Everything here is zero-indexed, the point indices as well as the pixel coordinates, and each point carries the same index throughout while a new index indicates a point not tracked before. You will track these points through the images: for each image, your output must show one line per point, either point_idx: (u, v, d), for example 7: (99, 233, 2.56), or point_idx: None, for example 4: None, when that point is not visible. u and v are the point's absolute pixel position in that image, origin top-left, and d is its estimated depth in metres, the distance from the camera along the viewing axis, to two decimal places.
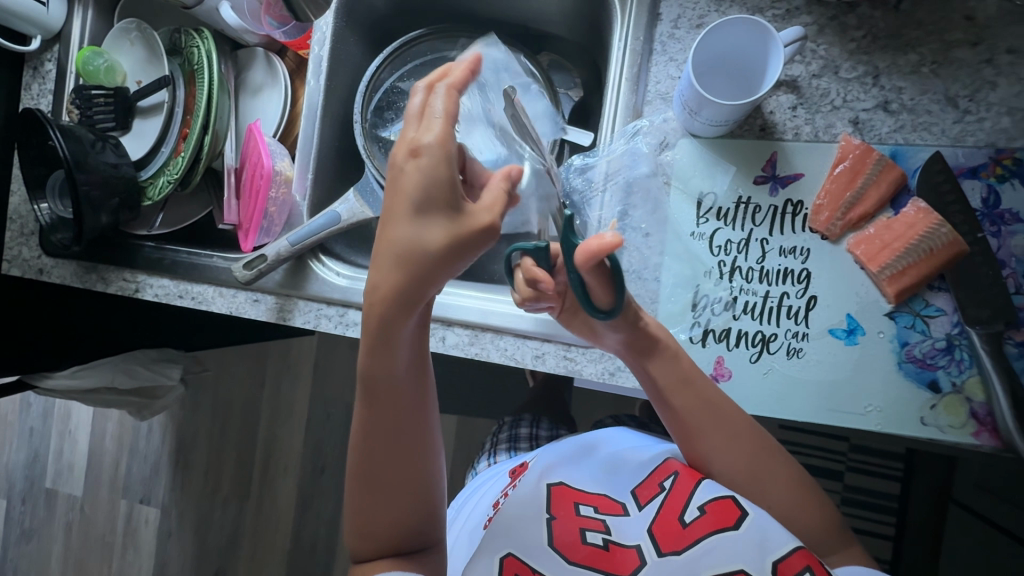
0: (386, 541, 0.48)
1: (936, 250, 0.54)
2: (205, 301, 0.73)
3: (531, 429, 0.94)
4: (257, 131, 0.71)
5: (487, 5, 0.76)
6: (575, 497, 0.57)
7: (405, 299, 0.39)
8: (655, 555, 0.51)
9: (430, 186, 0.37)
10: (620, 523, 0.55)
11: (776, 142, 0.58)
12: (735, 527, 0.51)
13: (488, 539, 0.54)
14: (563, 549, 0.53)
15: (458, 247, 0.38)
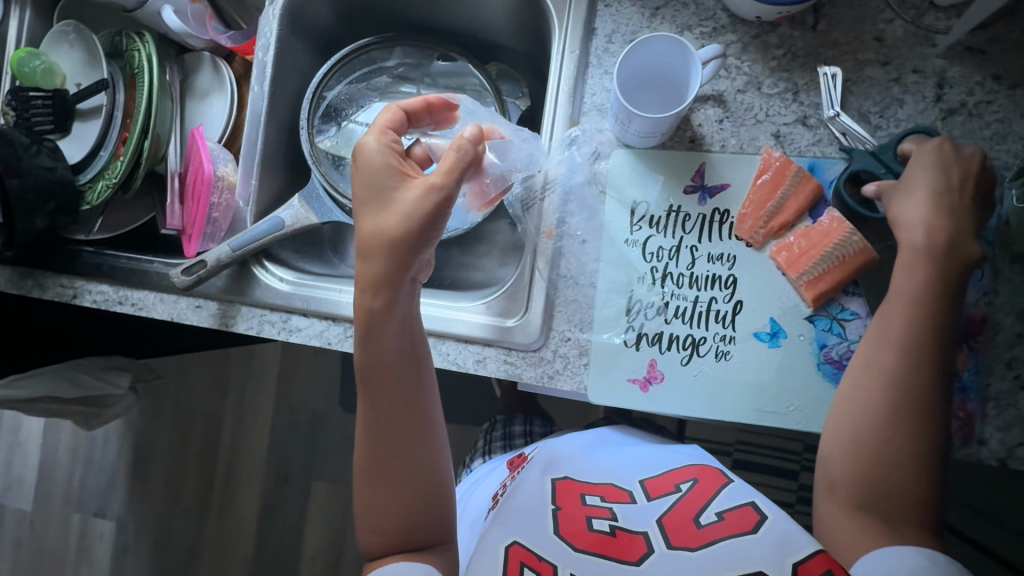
0: (393, 524, 0.53)
1: (848, 257, 0.56)
2: (145, 307, 0.72)
3: (528, 428, 0.98)
4: (199, 136, 0.71)
5: (436, 14, 0.77)
6: (582, 489, 0.61)
7: (384, 278, 0.49)
8: (665, 546, 0.53)
9: (381, 178, 0.49)
10: (628, 511, 0.57)
11: (704, 153, 0.61)
12: (754, 531, 0.53)
13: (497, 530, 0.56)
14: (570, 538, 0.55)
15: (413, 218, 0.48)
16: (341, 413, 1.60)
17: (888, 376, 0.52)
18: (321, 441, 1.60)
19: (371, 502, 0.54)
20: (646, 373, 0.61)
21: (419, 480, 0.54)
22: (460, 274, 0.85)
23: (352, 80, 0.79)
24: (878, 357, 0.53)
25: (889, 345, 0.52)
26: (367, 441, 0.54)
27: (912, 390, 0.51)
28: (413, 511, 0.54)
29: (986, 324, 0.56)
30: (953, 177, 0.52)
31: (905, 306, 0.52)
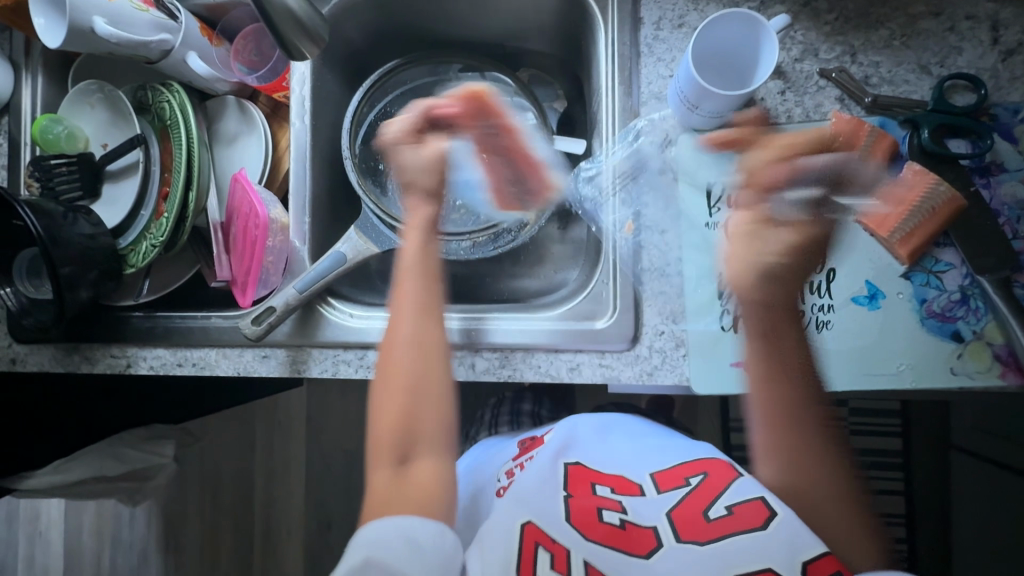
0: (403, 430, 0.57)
1: (938, 208, 0.56)
2: (209, 365, 0.69)
3: (534, 407, 0.97)
4: (245, 180, 0.68)
5: (464, 28, 0.76)
6: (594, 479, 0.61)
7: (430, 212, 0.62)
8: (673, 540, 0.54)
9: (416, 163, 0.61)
10: (638, 504, 0.58)
11: (773, 126, 0.61)
12: (764, 527, 0.53)
13: (507, 510, 0.57)
14: (580, 526, 0.55)
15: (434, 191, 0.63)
16: None
17: (774, 409, 0.56)
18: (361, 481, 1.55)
19: (387, 415, 0.58)
20: None
21: (444, 374, 0.59)
22: (513, 285, 0.83)
23: (382, 108, 0.78)
24: (761, 393, 0.57)
25: (773, 377, 0.56)
26: (392, 351, 0.58)
27: (802, 417, 0.57)
28: (420, 426, 0.57)
29: None
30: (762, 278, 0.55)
31: (757, 343, 0.57)
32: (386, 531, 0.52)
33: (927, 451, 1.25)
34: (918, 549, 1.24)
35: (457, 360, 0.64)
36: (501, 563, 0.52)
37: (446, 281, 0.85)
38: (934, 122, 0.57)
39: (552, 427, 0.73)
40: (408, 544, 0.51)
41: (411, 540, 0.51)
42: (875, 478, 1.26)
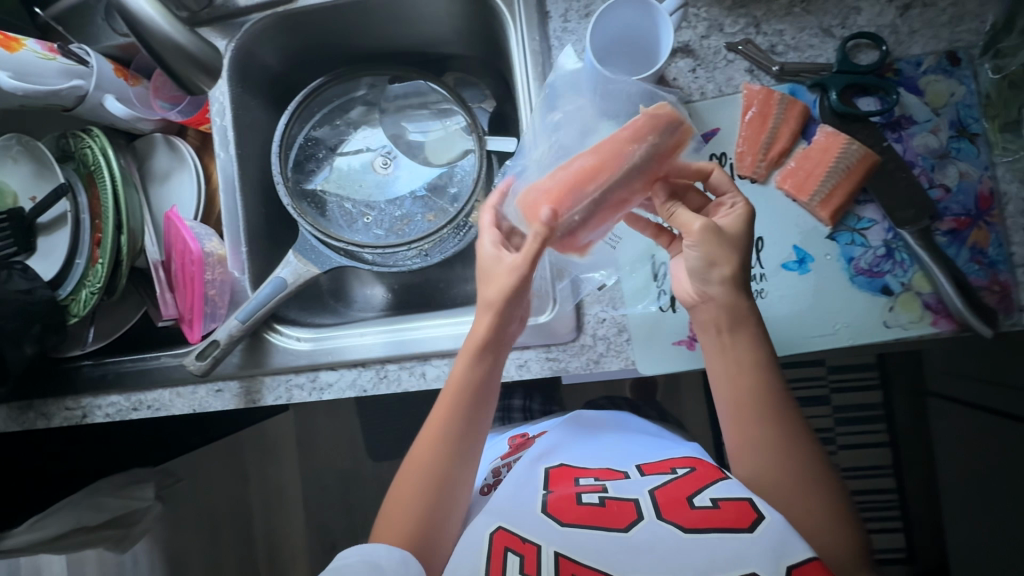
0: (414, 510, 0.58)
1: (853, 166, 0.57)
2: (163, 406, 0.69)
3: (524, 402, 1.00)
4: (176, 218, 0.68)
5: (384, 41, 0.76)
6: (577, 473, 0.62)
7: (487, 304, 0.56)
8: (654, 516, 0.53)
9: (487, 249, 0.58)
10: (620, 484, 0.58)
11: (687, 105, 0.61)
12: (750, 530, 0.49)
13: (482, 520, 0.57)
14: (557, 513, 0.55)
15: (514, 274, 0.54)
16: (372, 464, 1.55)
17: (781, 462, 0.54)
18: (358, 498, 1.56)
19: (400, 498, 0.59)
20: (690, 332, 0.62)
21: (465, 475, 0.60)
22: (468, 289, 0.84)
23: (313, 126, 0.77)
24: (749, 438, 0.55)
25: (768, 419, 0.54)
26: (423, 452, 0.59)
27: (806, 457, 0.54)
28: (434, 507, 0.58)
29: (995, 197, 0.57)
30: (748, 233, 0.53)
31: (746, 388, 0.54)
32: (353, 556, 0.56)
33: (905, 401, 1.27)
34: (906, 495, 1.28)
35: (408, 369, 0.65)
36: (468, 568, 0.52)
37: (402, 292, 0.86)
38: (841, 84, 0.58)
39: (540, 428, 0.78)
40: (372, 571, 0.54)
41: (374, 566, 0.54)
42: (859, 432, 1.29)
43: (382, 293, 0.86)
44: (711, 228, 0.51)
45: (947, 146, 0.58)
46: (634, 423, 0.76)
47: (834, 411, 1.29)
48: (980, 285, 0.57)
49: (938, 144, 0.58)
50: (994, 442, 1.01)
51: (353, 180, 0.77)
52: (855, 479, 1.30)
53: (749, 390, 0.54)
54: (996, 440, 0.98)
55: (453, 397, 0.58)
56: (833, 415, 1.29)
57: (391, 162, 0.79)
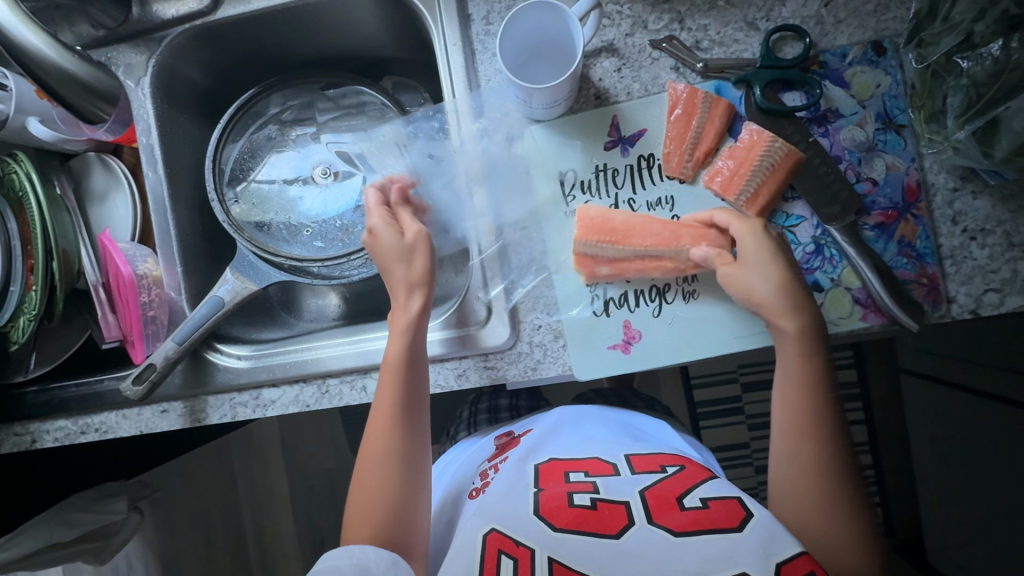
0: (377, 504, 0.58)
1: (777, 164, 0.57)
2: (110, 429, 0.69)
3: (511, 399, 0.94)
4: (108, 241, 0.67)
5: (315, 47, 0.75)
6: (567, 467, 0.61)
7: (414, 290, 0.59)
8: (644, 519, 0.54)
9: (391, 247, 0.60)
10: (611, 482, 0.58)
11: (613, 105, 0.60)
12: (739, 530, 0.51)
13: (474, 521, 0.58)
14: (549, 517, 0.55)
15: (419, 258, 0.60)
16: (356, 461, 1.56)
17: (814, 457, 0.55)
18: (344, 493, 1.57)
19: (364, 497, 0.59)
20: (624, 335, 0.61)
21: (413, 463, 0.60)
22: None
23: (247, 139, 0.76)
24: (794, 445, 0.56)
25: (814, 435, 0.56)
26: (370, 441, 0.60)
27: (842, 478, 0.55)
28: (401, 504, 0.59)
29: (922, 188, 0.57)
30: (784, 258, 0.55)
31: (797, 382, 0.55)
32: (337, 558, 0.54)
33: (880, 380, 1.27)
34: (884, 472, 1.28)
35: (349, 383, 0.65)
36: (462, 568, 0.53)
37: (354, 300, 0.85)
38: (765, 79, 0.57)
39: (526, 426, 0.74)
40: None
41: (362, 571, 0.53)
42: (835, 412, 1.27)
43: (335, 301, 0.85)
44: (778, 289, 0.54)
45: (874, 138, 0.57)
46: (613, 415, 0.73)
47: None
48: (909, 278, 0.57)
49: (865, 137, 0.57)
50: (961, 419, 1.01)
51: (294, 193, 0.76)
52: None
53: (801, 406, 0.55)
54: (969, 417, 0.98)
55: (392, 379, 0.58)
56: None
57: (333, 173, 0.77)
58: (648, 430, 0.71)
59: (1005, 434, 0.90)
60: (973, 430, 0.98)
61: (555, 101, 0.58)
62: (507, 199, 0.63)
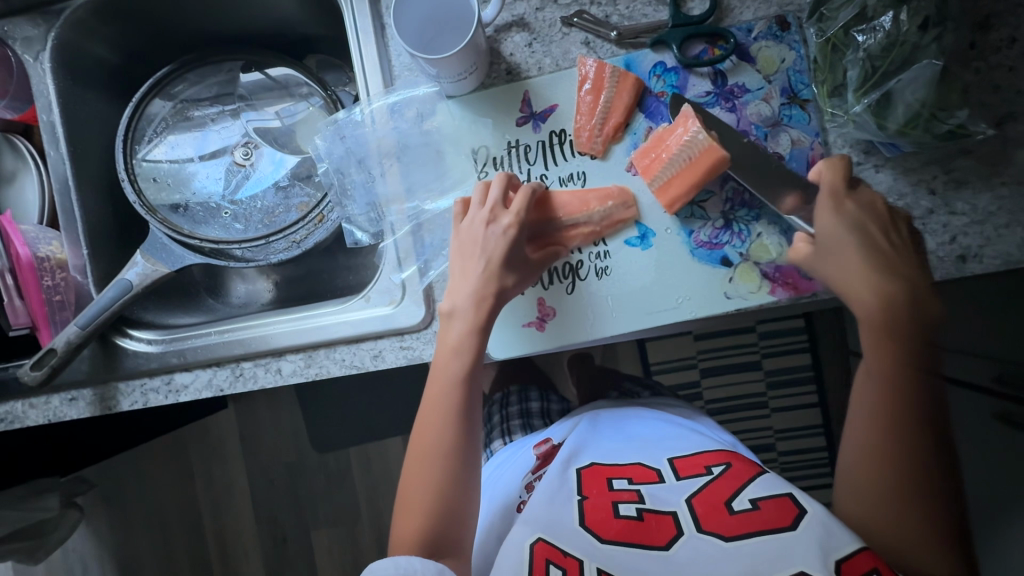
0: (428, 505, 0.55)
1: (697, 158, 0.55)
2: (17, 419, 0.66)
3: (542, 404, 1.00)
4: (6, 222, 0.64)
5: (232, 25, 0.73)
6: (609, 473, 0.62)
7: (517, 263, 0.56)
8: (694, 529, 0.54)
9: (487, 238, 0.56)
10: (656, 491, 0.58)
11: (525, 81, 0.60)
12: (793, 527, 0.50)
13: (521, 529, 0.58)
14: (595, 528, 0.56)
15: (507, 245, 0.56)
16: (315, 456, 1.46)
17: (887, 451, 0.50)
18: (304, 489, 1.48)
19: (412, 490, 0.56)
20: (539, 313, 0.61)
21: (463, 455, 0.57)
22: (351, 277, 0.80)
23: (158, 117, 0.73)
24: (868, 436, 0.51)
25: (904, 422, 0.50)
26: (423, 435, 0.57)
27: (930, 467, 0.50)
28: (447, 506, 0.55)
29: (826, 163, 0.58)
30: (873, 226, 0.52)
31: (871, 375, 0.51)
32: (385, 569, 0.51)
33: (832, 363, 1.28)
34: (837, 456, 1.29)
35: (263, 366, 0.64)
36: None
37: (287, 285, 0.83)
38: (680, 38, 0.57)
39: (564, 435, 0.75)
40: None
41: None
42: (787, 396, 1.28)
43: (266, 287, 0.83)
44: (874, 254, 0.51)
45: (780, 113, 0.58)
46: (643, 414, 0.75)
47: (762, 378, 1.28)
48: None
49: (771, 112, 0.58)
50: None
51: (199, 168, 0.74)
52: (789, 442, 1.29)
53: (876, 392, 0.51)
54: None
55: (450, 364, 0.56)
56: (763, 380, 1.28)
57: (254, 154, 0.75)
58: (694, 425, 0.72)
59: None
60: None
61: (459, 74, 0.57)
62: (419, 176, 0.62)
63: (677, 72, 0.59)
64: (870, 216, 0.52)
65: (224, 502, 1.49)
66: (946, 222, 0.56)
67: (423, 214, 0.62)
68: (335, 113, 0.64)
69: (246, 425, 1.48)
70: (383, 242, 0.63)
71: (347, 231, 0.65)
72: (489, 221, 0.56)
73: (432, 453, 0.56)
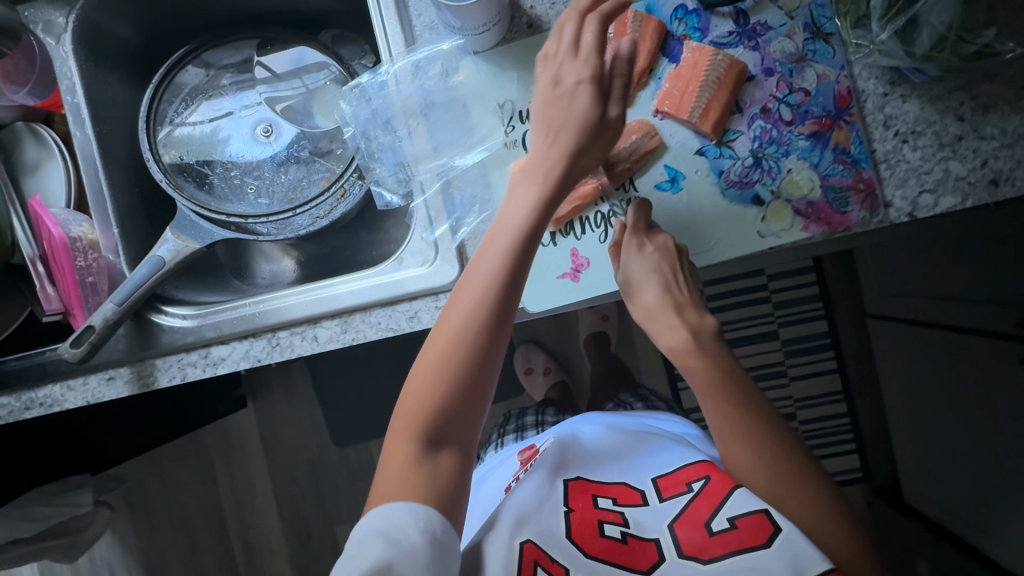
0: (439, 384, 0.50)
1: (724, 75, 0.57)
2: (56, 401, 0.67)
3: (536, 416, 0.95)
4: (40, 207, 0.65)
5: (247, 3, 0.73)
6: (595, 490, 0.58)
7: (592, 130, 0.49)
8: (676, 555, 0.52)
9: (570, 96, 0.49)
10: (640, 515, 0.55)
11: (547, 32, 0.60)
12: (767, 545, 0.49)
13: (505, 526, 0.55)
14: (580, 542, 0.54)
15: (574, 114, 0.49)
16: (337, 450, 1.46)
17: (762, 452, 0.53)
18: (328, 484, 1.47)
19: (429, 358, 0.51)
20: (573, 263, 0.61)
21: (497, 345, 0.51)
22: (374, 253, 0.80)
23: (189, 85, 0.74)
24: (737, 445, 0.54)
25: (755, 429, 0.54)
26: (455, 304, 0.52)
27: (795, 461, 0.53)
28: (463, 389, 0.51)
29: (853, 95, 0.57)
30: (669, 268, 0.56)
31: (725, 389, 0.54)
32: (403, 517, 0.47)
33: (853, 326, 1.27)
34: (860, 421, 1.28)
35: (299, 334, 0.64)
36: None
37: (311, 264, 0.83)
38: None
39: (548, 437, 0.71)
40: (431, 545, 0.46)
41: (433, 541, 0.46)
42: (807, 361, 1.27)
43: (290, 267, 0.83)
44: (632, 282, 0.56)
45: (803, 49, 0.58)
46: (634, 423, 0.70)
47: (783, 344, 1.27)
48: (846, 184, 0.57)
49: (794, 48, 0.58)
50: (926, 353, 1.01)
51: (230, 132, 0.74)
52: (811, 408, 1.29)
53: (726, 419, 0.54)
54: (932, 348, 0.98)
55: (507, 234, 0.51)
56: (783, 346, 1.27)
57: (274, 130, 0.74)
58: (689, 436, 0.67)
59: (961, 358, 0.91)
60: (940, 363, 0.97)
61: (483, 25, 0.56)
62: (447, 133, 0.63)
63: (699, 14, 0.59)
64: (669, 259, 0.56)
65: (248, 501, 1.48)
66: (976, 148, 0.55)
67: (452, 172, 0.62)
68: (359, 77, 0.65)
69: (267, 421, 1.47)
70: (412, 203, 0.64)
71: (376, 194, 0.66)
72: (555, 77, 0.50)
73: (425, 393, 0.50)
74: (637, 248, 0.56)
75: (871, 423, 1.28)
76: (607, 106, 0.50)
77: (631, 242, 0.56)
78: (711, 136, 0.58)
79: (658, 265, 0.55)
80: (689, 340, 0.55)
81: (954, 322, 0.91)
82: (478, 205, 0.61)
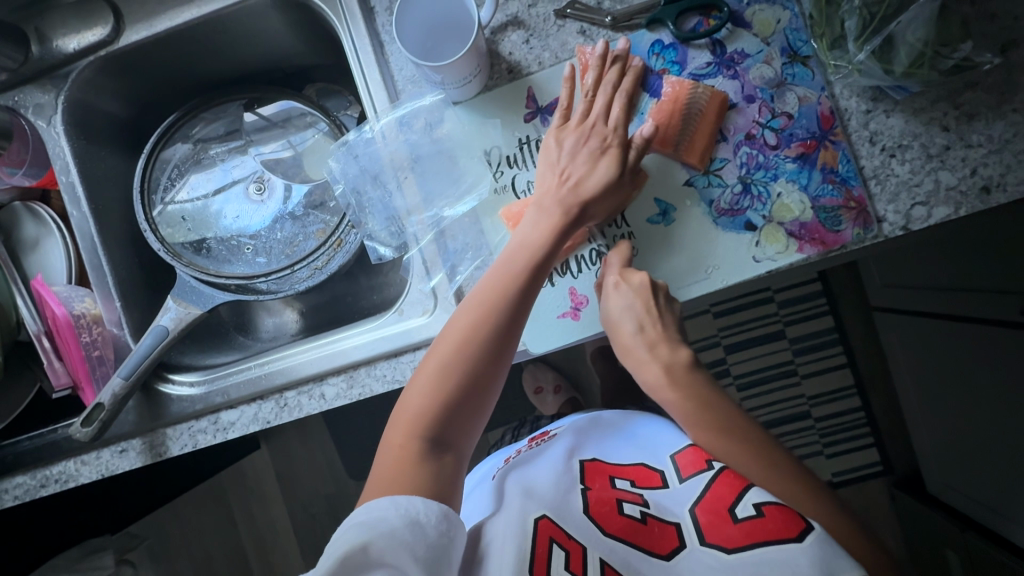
0: (441, 398, 0.52)
1: (706, 106, 0.58)
2: (71, 477, 0.67)
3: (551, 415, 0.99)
4: (41, 286, 0.66)
5: (231, 67, 0.74)
6: (612, 472, 0.59)
7: (612, 184, 0.56)
8: (696, 541, 0.50)
9: (591, 151, 0.57)
10: (659, 496, 0.55)
11: (527, 77, 0.61)
12: (798, 539, 0.47)
13: (517, 507, 0.54)
14: (598, 519, 0.53)
15: (598, 168, 0.56)
16: (354, 484, 1.45)
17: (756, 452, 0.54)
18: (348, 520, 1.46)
19: (431, 371, 0.53)
20: (572, 302, 0.61)
21: (501, 366, 0.54)
22: (374, 296, 0.80)
23: (181, 150, 0.75)
24: (729, 452, 0.55)
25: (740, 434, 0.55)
26: (463, 319, 0.54)
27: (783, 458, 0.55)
28: (462, 406, 0.53)
29: (836, 115, 0.58)
30: (644, 305, 0.55)
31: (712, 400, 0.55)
32: (384, 509, 0.46)
33: (861, 320, 1.26)
34: (875, 414, 1.27)
35: (306, 392, 0.64)
36: (511, 552, 0.50)
37: (312, 313, 0.83)
38: (674, 13, 0.59)
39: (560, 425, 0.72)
40: (411, 528, 0.45)
41: (414, 524, 0.46)
42: (817, 358, 1.26)
43: (293, 318, 0.83)
44: (611, 319, 0.57)
45: (782, 73, 0.59)
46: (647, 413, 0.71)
47: (791, 343, 1.26)
48: (837, 203, 0.57)
49: (774, 73, 0.59)
50: (935, 345, 1.01)
51: (223, 206, 0.75)
52: (824, 405, 1.27)
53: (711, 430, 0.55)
54: (940, 341, 0.98)
55: (521, 256, 0.55)
56: (791, 347, 1.26)
57: (266, 187, 0.75)
58: None
59: (971, 350, 0.91)
60: (950, 355, 0.96)
61: (464, 78, 0.57)
62: (439, 183, 0.63)
63: (676, 47, 0.60)
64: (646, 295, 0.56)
65: (269, 543, 1.48)
66: (964, 157, 0.55)
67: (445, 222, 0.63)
68: (346, 134, 0.66)
69: (282, 462, 1.47)
70: (407, 254, 0.65)
71: (370, 248, 0.67)
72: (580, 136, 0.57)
73: (416, 420, 0.52)
74: (616, 288, 0.56)
75: (887, 416, 1.27)
76: (627, 164, 0.57)
77: (612, 277, 0.57)
78: (699, 167, 0.59)
79: (628, 306, 0.55)
80: (662, 376, 0.56)
81: (958, 314, 0.91)
82: (473, 253, 0.62)
